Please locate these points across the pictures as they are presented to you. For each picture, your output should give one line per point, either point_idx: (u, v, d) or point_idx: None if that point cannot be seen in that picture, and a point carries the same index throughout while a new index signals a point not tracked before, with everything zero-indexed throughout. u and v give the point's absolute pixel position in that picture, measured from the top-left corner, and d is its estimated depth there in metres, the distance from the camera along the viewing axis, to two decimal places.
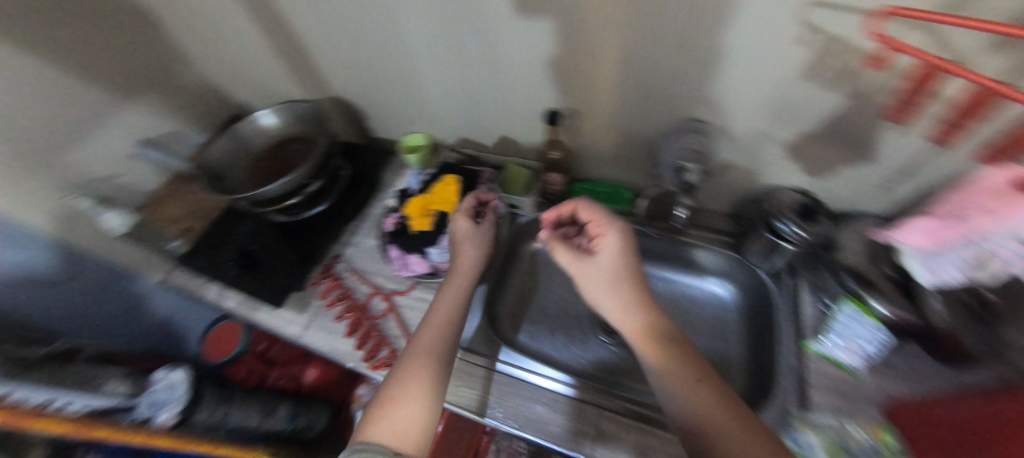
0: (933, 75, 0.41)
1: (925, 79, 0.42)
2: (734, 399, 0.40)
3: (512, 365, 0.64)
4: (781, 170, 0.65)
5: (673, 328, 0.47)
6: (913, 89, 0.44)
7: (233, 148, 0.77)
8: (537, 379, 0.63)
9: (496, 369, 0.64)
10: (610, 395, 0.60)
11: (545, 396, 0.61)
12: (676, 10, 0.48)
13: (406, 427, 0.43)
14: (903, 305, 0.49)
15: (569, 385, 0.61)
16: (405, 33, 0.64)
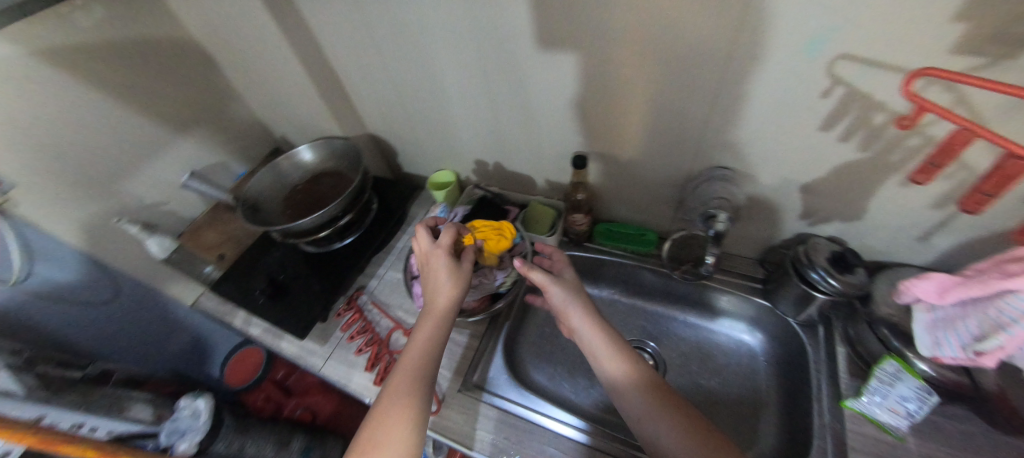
0: (966, 139, 0.38)
1: (955, 143, 0.39)
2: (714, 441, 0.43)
3: (528, 408, 0.62)
4: (820, 218, 0.61)
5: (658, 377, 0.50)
6: (940, 153, 0.41)
7: (271, 181, 0.81)
8: (552, 424, 0.60)
9: (510, 411, 0.62)
10: (616, 441, 0.58)
11: (560, 443, 0.58)
12: (701, 61, 0.49)
13: None
14: (945, 364, 0.52)
15: (582, 431, 0.59)
16: (438, 78, 0.68)
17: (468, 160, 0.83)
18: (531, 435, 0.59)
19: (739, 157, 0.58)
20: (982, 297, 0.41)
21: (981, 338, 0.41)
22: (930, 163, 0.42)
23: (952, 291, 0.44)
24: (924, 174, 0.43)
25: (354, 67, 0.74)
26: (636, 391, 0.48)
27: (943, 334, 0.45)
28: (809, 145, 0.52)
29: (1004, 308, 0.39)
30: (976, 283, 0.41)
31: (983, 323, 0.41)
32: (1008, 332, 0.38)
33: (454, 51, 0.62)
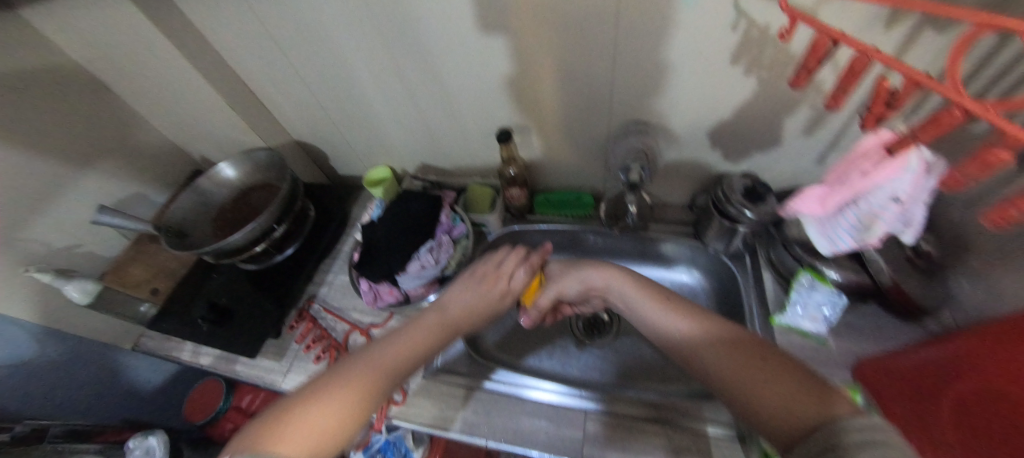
0: (827, 42, 0.39)
1: (818, 47, 0.39)
2: (817, 387, 0.37)
3: (504, 383, 0.63)
4: (732, 156, 0.66)
5: (730, 332, 0.46)
6: (807, 56, 0.41)
7: (194, 204, 0.77)
8: (538, 395, 0.62)
9: (489, 388, 0.63)
10: (621, 400, 0.60)
11: (547, 410, 0.61)
12: (597, 22, 0.51)
13: (310, 433, 0.39)
14: (849, 267, 0.58)
15: (576, 397, 0.61)
16: (351, 71, 0.66)
17: (401, 152, 0.82)
18: (506, 407, 0.62)
19: (651, 108, 0.61)
20: (852, 194, 0.41)
21: (864, 229, 0.42)
22: (804, 68, 0.42)
23: (829, 198, 0.44)
24: (799, 77, 0.43)
25: (261, 70, 0.70)
26: (700, 343, 0.46)
27: (834, 234, 0.45)
28: (708, 86, 0.56)
29: (876, 198, 0.39)
30: (846, 184, 0.41)
31: (860, 216, 0.42)
32: (887, 217, 0.39)
33: (360, 40, 0.60)
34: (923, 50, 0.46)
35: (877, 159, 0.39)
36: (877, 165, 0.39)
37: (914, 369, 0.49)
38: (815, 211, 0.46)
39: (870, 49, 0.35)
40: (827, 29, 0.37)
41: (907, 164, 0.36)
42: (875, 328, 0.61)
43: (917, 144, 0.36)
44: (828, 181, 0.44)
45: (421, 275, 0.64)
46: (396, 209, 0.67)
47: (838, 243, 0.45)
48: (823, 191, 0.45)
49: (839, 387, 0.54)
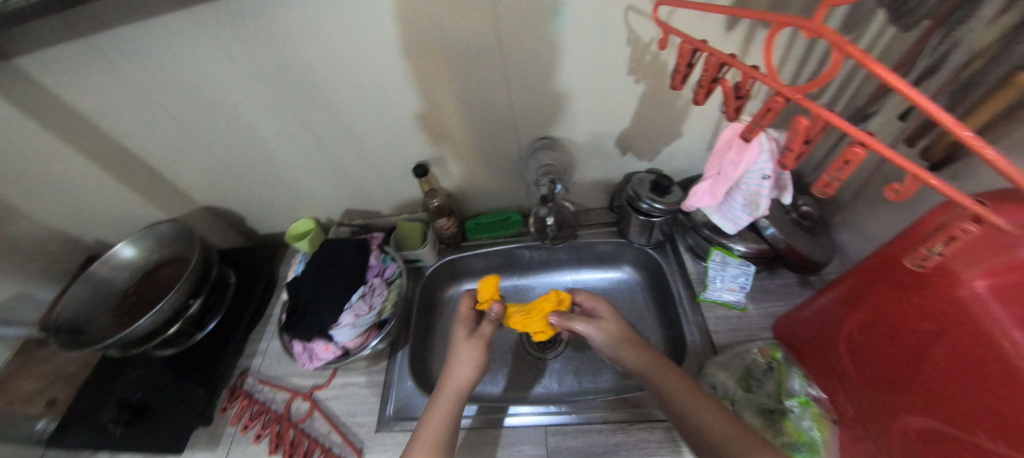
0: (691, 48, 0.42)
1: (682, 53, 0.43)
2: None
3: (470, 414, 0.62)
4: (635, 155, 0.72)
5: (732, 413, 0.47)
6: (678, 60, 0.44)
7: (90, 294, 0.69)
8: (512, 421, 0.61)
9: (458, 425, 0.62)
10: (592, 406, 0.61)
11: (524, 434, 0.60)
12: (484, 55, 0.55)
13: None
14: (751, 239, 0.65)
15: (553, 413, 0.61)
16: (254, 129, 0.65)
17: (322, 200, 0.80)
18: (470, 441, 0.60)
19: (553, 125, 0.65)
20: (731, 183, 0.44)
21: (753, 208, 0.44)
22: (679, 72, 0.45)
23: (716, 189, 0.46)
24: (675, 83, 0.46)
25: (149, 139, 0.66)
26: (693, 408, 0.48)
27: (731, 214, 0.47)
28: (597, 96, 0.61)
29: (751, 179, 0.42)
30: (724, 177, 0.44)
31: (746, 197, 0.44)
32: (765, 195, 0.41)
33: (253, 93, 0.59)
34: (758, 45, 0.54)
35: (737, 146, 0.42)
36: (738, 154, 0.41)
37: (811, 324, 0.54)
38: (709, 201, 0.47)
39: (716, 51, 0.38)
40: (688, 38, 0.41)
41: (761, 148, 0.39)
42: (784, 287, 0.68)
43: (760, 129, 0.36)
44: (707, 175, 0.46)
45: (356, 325, 0.61)
46: (321, 260, 0.65)
47: (737, 220, 0.47)
48: (710, 184, 0.46)
49: (762, 346, 0.60)
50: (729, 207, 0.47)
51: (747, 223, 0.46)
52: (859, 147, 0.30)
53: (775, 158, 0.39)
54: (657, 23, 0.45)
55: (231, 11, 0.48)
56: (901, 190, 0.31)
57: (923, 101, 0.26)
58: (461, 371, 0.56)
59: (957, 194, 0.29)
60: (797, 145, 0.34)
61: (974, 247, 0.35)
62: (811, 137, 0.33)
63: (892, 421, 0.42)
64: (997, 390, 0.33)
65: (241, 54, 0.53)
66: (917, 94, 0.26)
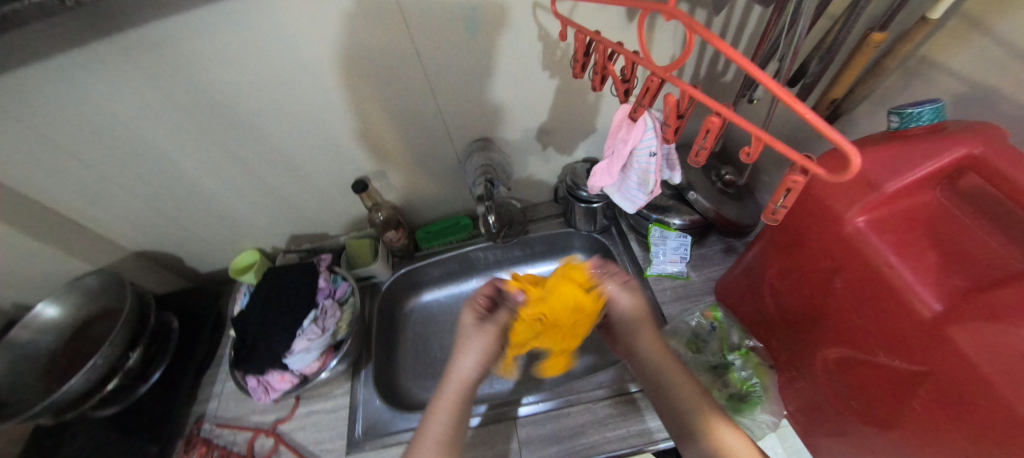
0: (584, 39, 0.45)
1: (579, 43, 0.45)
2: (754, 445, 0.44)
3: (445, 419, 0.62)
4: (571, 146, 0.75)
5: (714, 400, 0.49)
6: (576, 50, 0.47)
7: (12, 363, 0.63)
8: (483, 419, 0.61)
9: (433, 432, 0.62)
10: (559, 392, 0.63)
11: (497, 430, 0.61)
12: (405, 67, 0.56)
13: None
14: (683, 212, 0.69)
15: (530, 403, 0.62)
16: (177, 164, 0.62)
17: (263, 229, 0.77)
18: None
19: (487, 127, 0.68)
20: (624, 161, 0.47)
21: (645, 185, 0.48)
22: (579, 61, 0.48)
23: (612, 168, 0.48)
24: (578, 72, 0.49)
25: (63, 188, 0.61)
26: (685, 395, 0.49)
27: (629, 192, 0.50)
28: (524, 93, 0.64)
29: (640, 157, 0.45)
30: (617, 156, 0.47)
31: (639, 175, 0.48)
32: (654, 171, 0.45)
33: (175, 127, 0.57)
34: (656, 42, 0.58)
35: (627, 126, 0.44)
36: (627, 133, 0.44)
37: (742, 281, 0.58)
38: (608, 180, 0.50)
39: (601, 39, 0.41)
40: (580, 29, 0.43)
41: (647, 126, 0.43)
42: (720, 252, 0.73)
43: (644, 108, 0.40)
44: (605, 156, 0.49)
45: (311, 350, 0.60)
46: (267, 290, 0.64)
47: (634, 199, 0.51)
48: (605, 164, 0.49)
49: (704, 309, 0.64)
50: (626, 185, 0.50)
51: (644, 200, 0.50)
52: (714, 117, 0.33)
53: (658, 136, 0.43)
54: (557, 14, 0.47)
55: (140, 45, 0.47)
56: (752, 152, 0.33)
57: (754, 70, 0.28)
58: (464, 369, 0.51)
59: (789, 153, 0.31)
60: (673, 121, 0.37)
61: (846, 186, 0.39)
62: (682, 113, 0.37)
63: (814, 356, 0.47)
64: (885, 312, 0.37)
65: (159, 89, 0.52)
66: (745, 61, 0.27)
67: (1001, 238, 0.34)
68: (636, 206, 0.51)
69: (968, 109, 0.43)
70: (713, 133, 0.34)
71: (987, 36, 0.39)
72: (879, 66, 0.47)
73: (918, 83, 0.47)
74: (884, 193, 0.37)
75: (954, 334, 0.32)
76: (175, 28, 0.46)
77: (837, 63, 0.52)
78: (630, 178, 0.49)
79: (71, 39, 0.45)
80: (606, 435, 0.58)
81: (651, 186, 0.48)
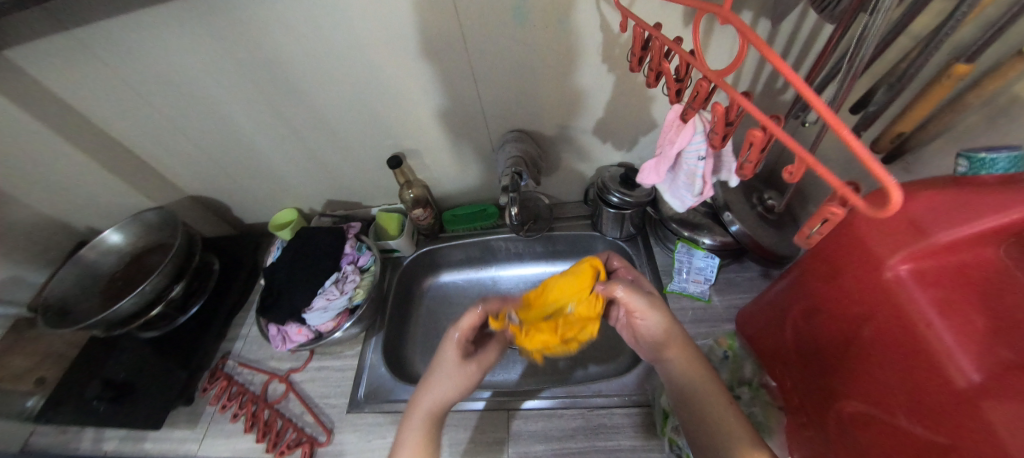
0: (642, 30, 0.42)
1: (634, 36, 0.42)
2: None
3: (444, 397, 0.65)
4: (607, 149, 0.74)
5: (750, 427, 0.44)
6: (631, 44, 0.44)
7: (79, 277, 0.72)
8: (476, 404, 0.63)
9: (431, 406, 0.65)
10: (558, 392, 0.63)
11: (490, 418, 0.62)
12: (450, 49, 0.57)
13: None
14: (714, 232, 0.66)
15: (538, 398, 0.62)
16: (233, 120, 0.67)
17: (304, 191, 0.82)
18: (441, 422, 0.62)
19: (523, 119, 0.68)
20: (672, 161, 0.44)
21: (695, 185, 0.44)
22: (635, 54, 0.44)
23: (660, 167, 0.46)
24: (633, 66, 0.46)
25: (137, 130, 0.68)
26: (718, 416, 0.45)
27: (676, 193, 0.47)
28: (562, 88, 0.62)
29: (688, 157, 0.42)
30: (665, 155, 0.44)
31: (688, 175, 0.44)
32: (701, 172, 0.41)
33: (234, 87, 0.61)
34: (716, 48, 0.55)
35: (676, 127, 0.42)
36: (676, 135, 0.42)
37: (767, 316, 0.55)
38: (654, 179, 0.47)
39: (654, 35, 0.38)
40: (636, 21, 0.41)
41: (696, 129, 0.40)
42: (749, 279, 0.69)
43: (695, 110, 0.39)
44: (655, 153, 0.46)
45: (329, 309, 0.64)
46: (298, 246, 0.68)
47: (684, 200, 0.46)
48: (655, 161, 0.46)
49: (720, 337, 0.63)
50: (676, 185, 0.47)
51: (692, 202, 0.45)
52: (760, 132, 0.31)
53: (708, 138, 0.40)
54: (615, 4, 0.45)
55: (210, 7, 0.51)
56: (794, 172, 0.31)
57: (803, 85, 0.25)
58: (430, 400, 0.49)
59: (832, 180, 0.28)
60: (721, 129, 0.35)
61: (891, 229, 0.37)
62: (734, 120, 0.35)
63: (828, 407, 0.43)
64: (914, 369, 0.34)
65: (222, 50, 0.56)
66: (797, 77, 0.25)
67: None
68: (687, 208, 0.47)
69: None
70: (760, 147, 0.32)
71: None
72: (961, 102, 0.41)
73: (1007, 126, 0.41)
74: (932, 242, 0.34)
75: (986, 407, 0.29)
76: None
77: (910, 93, 0.47)
78: (680, 178, 0.46)
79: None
80: (597, 445, 0.57)
81: (701, 187, 0.43)
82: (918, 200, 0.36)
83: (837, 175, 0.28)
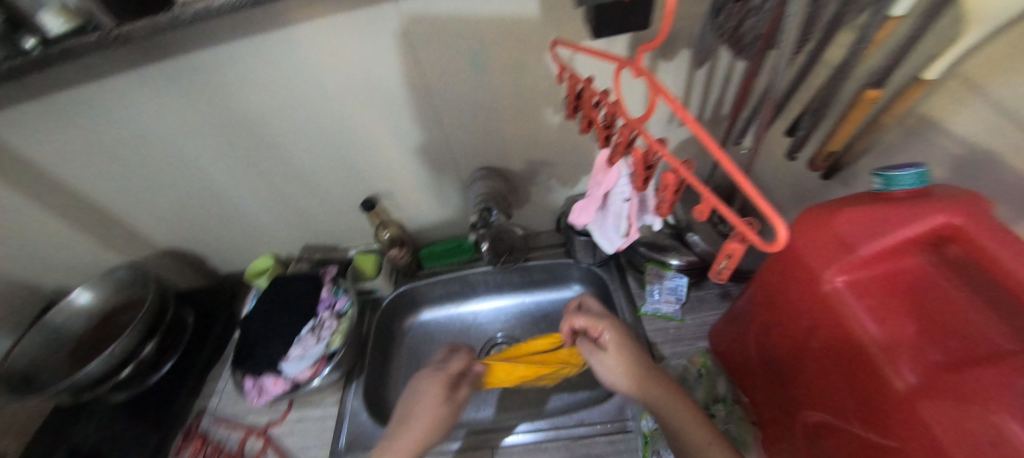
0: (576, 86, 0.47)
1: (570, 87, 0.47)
2: None
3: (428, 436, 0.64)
4: (572, 180, 0.77)
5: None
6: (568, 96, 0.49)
7: (45, 342, 0.70)
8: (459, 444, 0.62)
9: None
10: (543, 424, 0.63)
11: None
12: (412, 97, 0.60)
13: None
14: (677, 253, 0.70)
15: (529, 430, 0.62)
16: (207, 174, 0.68)
17: (280, 238, 0.83)
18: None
19: (490, 157, 0.71)
20: (601, 200, 0.48)
21: (620, 226, 0.48)
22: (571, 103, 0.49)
23: (591, 205, 0.50)
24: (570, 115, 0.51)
25: (110, 190, 0.69)
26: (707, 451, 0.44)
27: (607, 232, 0.51)
28: (522, 127, 0.66)
29: (614, 198, 0.47)
30: (595, 195, 0.49)
31: (615, 216, 0.48)
32: (625, 212, 0.46)
33: (206, 143, 0.63)
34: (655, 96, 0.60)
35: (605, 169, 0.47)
36: (604, 176, 0.47)
37: (733, 334, 0.56)
38: (586, 218, 0.51)
39: (588, 87, 0.43)
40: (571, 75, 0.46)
41: (620, 172, 0.44)
42: (719, 296, 0.71)
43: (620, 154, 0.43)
44: (586, 194, 0.51)
45: (305, 357, 0.63)
46: (274, 293, 0.69)
47: (613, 241, 0.50)
48: (586, 202, 0.51)
49: (693, 356, 0.64)
50: (606, 226, 0.51)
51: (619, 243, 0.49)
52: (671, 175, 0.35)
53: (631, 181, 0.44)
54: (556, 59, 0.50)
55: (179, 72, 0.53)
56: (702, 211, 0.35)
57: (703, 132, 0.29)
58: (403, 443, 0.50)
59: (730, 215, 0.31)
60: (639, 172, 0.40)
61: (823, 245, 0.39)
62: (651, 165, 0.39)
63: (796, 420, 0.45)
64: (860, 377, 0.36)
65: (192, 111, 0.58)
66: (693, 122, 0.29)
67: (988, 315, 0.32)
68: (614, 249, 0.51)
69: (971, 173, 0.40)
70: (671, 187, 0.36)
71: (985, 99, 0.37)
72: (874, 123, 0.45)
73: (919, 143, 0.44)
74: (860, 255, 0.37)
75: (923, 410, 0.31)
76: (204, 58, 0.52)
77: (834, 116, 0.51)
78: (609, 219, 0.50)
79: (124, 65, 0.52)
80: None
81: (625, 228, 0.47)
82: (843, 216, 0.38)
83: (732, 211, 0.31)
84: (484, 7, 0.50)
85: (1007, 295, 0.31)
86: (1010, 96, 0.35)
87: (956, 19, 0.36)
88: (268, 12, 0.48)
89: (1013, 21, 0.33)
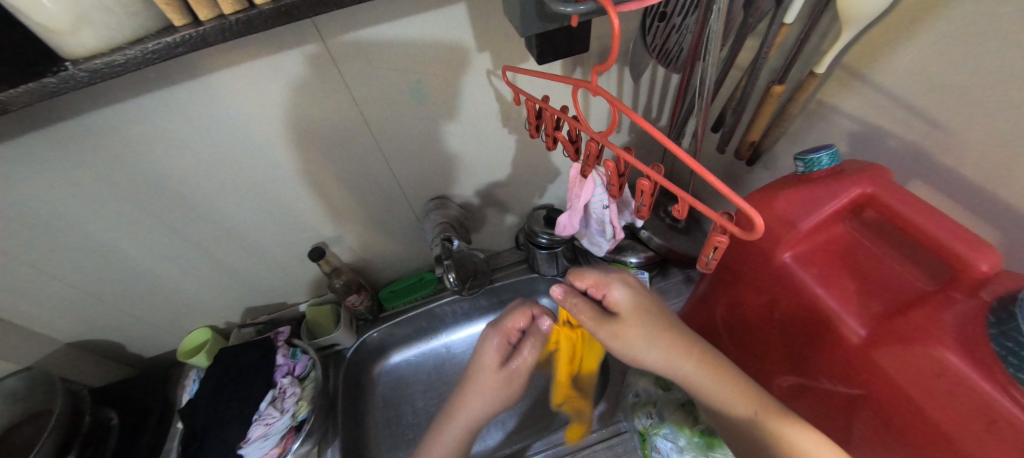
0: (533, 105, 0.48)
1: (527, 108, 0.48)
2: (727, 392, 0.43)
3: None
4: (525, 196, 0.79)
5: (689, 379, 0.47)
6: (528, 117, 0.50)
7: None
8: None
9: None
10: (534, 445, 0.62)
11: None
12: (351, 135, 0.57)
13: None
14: (634, 252, 0.74)
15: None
16: (118, 252, 0.59)
17: (217, 305, 0.74)
18: None
19: (442, 186, 0.70)
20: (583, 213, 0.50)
21: (606, 231, 0.51)
22: (532, 123, 0.50)
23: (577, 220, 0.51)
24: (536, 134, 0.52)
25: None
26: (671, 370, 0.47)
27: (594, 238, 0.54)
28: (470, 152, 0.66)
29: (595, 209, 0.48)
30: (576, 209, 0.49)
31: (599, 223, 0.51)
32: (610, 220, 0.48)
33: (110, 215, 0.54)
34: (593, 111, 0.63)
35: (580, 181, 0.47)
36: (580, 189, 0.47)
37: (700, 316, 0.60)
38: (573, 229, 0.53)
39: (546, 108, 0.44)
40: (526, 96, 0.46)
41: (596, 183, 0.45)
42: (677, 285, 0.76)
43: (591, 166, 0.45)
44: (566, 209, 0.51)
45: (269, 435, 0.56)
46: (220, 371, 0.61)
47: (602, 243, 0.54)
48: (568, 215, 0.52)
49: None
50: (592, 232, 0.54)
51: (609, 244, 0.53)
52: (646, 181, 0.37)
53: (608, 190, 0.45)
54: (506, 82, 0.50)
55: (68, 142, 0.45)
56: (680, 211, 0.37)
57: (673, 142, 0.31)
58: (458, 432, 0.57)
59: (708, 212, 0.34)
60: (616, 181, 0.41)
61: (767, 226, 0.43)
62: (623, 172, 0.41)
63: (769, 383, 0.49)
64: (822, 337, 0.40)
65: (89, 181, 0.50)
66: (663, 135, 0.30)
67: (905, 264, 0.37)
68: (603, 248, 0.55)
69: (862, 147, 0.47)
70: (648, 193, 0.38)
71: (866, 85, 0.44)
72: (783, 113, 0.51)
73: (819, 126, 0.51)
74: (800, 231, 0.41)
75: (880, 359, 0.35)
76: (101, 120, 0.45)
77: (749, 110, 0.58)
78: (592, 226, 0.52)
79: None
80: None
81: (611, 231, 0.51)
82: (781, 198, 0.42)
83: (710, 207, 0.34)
84: (420, 40, 0.50)
85: (916, 246, 0.36)
86: (884, 81, 0.42)
87: (835, 21, 0.43)
88: (176, 64, 0.43)
89: (876, 21, 0.40)
